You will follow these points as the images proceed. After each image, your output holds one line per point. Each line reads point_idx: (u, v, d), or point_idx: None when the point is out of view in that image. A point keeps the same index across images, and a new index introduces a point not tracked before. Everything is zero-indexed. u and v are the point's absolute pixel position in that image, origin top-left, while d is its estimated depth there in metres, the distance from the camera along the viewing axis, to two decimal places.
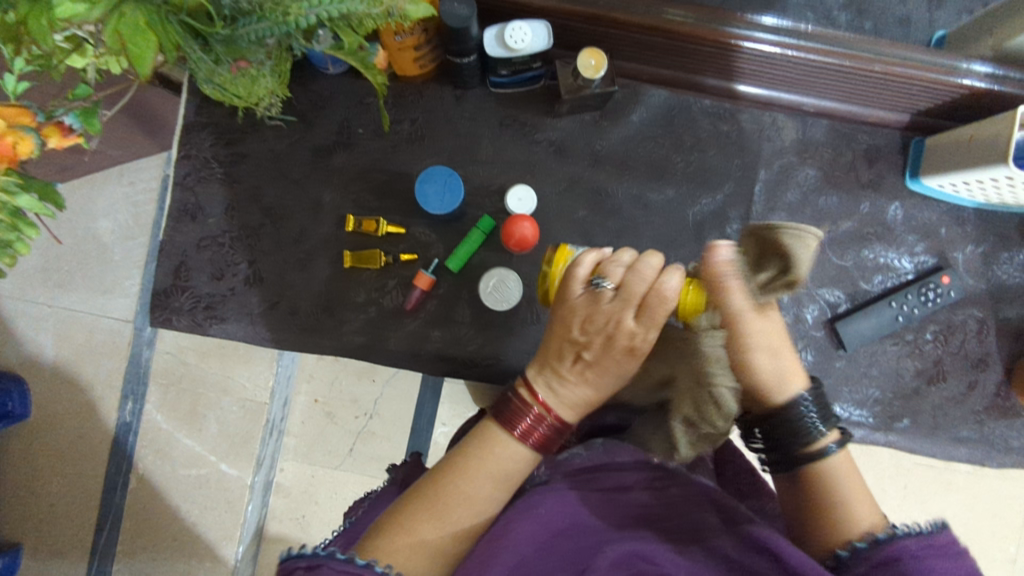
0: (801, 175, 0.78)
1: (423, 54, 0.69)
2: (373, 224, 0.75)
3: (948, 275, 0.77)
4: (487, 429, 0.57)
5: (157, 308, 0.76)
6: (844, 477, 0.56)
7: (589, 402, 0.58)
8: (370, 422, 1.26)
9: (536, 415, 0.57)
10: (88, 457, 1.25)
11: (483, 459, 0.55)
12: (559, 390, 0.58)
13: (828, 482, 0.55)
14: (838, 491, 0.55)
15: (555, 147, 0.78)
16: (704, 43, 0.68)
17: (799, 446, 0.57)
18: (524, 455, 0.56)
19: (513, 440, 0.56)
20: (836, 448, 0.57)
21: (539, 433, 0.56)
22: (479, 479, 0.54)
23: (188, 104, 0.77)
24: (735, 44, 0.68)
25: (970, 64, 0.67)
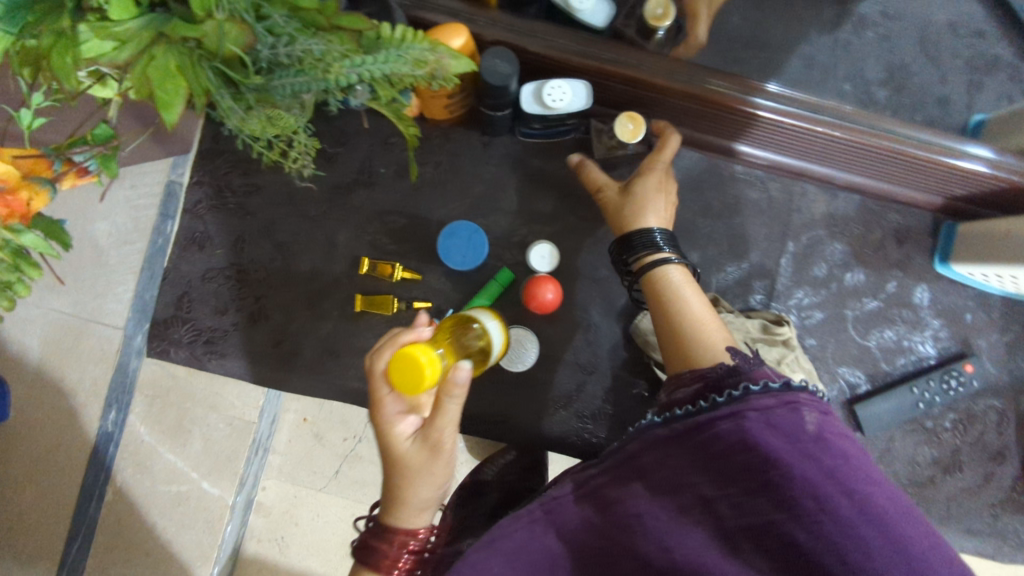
0: (829, 249, 0.77)
1: (455, 102, 0.66)
2: (388, 267, 0.73)
3: (970, 363, 0.76)
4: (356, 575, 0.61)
5: (156, 338, 0.74)
6: (685, 285, 0.62)
7: (437, 492, 0.61)
8: (359, 445, 1.23)
9: (397, 540, 0.60)
10: (65, 466, 1.21)
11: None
12: (400, 508, 0.60)
13: (679, 299, 0.61)
14: (696, 315, 0.60)
15: (581, 203, 0.76)
16: (729, 110, 0.66)
17: (644, 253, 0.63)
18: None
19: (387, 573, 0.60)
20: (679, 263, 0.63)
21: (401, 557, 0.61)
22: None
23: (205, 130, 0.74)
24: (757, 114, 0.66)
25: (966, 146, 0.65)
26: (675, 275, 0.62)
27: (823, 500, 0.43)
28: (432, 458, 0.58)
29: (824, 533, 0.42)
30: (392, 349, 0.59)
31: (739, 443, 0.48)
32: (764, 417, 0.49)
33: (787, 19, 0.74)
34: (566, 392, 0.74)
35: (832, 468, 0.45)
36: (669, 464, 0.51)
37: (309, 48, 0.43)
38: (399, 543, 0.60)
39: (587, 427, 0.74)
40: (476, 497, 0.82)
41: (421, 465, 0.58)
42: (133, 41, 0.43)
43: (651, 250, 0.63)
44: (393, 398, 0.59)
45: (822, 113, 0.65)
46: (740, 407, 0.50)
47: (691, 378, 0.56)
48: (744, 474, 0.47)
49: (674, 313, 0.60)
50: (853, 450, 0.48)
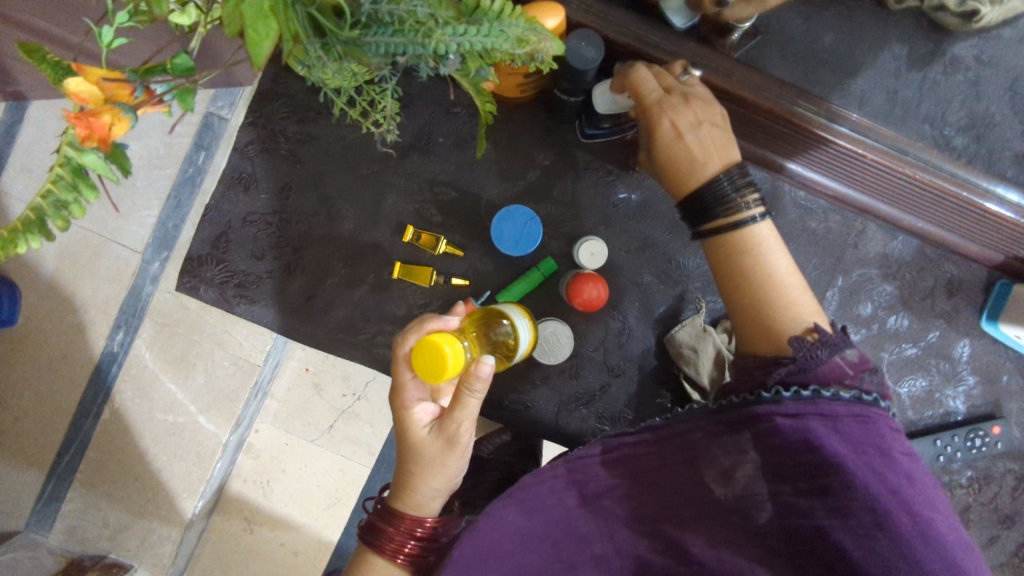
0: (877, 290, 0.75)
1: (529, 82, 0.64)
2: (432, 239, 0.71)
3: (999, 425, 0.75)
4: (360, 553, 0.61)
5: (187, 273, 0.73)
6: (772, 253, 0.54)
7: (448, 487, 0.60)
8: (356, 403, 1.22)
9: (400, 529, 0.60)
10: (67, 379, 1.21)
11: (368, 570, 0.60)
12: (407, 500, 0.60)
13: (753, 265, 0.54)
14: (776, 287, 0.53)
15: (636, 205, 0.74)
16: (804, 134, 0.64)
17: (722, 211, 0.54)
18: (394, 567, 0.60)
19: (389, 560, 0.60)
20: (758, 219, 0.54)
21: (403, 547, 0.60)
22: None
23: (266, 70, 0.72)
24: (838, 142, 0.64)
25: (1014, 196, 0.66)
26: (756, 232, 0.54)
27: (881, 517, 0.42)
28: (447, 450, 0.58)
29: (877, 550, 0.41)
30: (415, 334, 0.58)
31: (802, 442, 0.46)
32: (831, 422, 0.47)
33: (878, 48, 0.71)
34: (590, 390, 0.73)
35: (898, 490, 0.44)
36: (730, 455, 0.49)
37: (413, 9, 0.41)
38: (405, 529, 0.60)
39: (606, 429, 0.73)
40: (478, 474, 0.81)
41: (435, 455, 0.58)
42: None
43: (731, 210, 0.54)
44: (413, 384, 0.59)
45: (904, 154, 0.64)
46: (806, 409, 0.47)
47: (756, 369, 0.52)
48: (801, 478, 0.46)
49: (742, 273, 0.54)
50: (919, 475, 0.46)
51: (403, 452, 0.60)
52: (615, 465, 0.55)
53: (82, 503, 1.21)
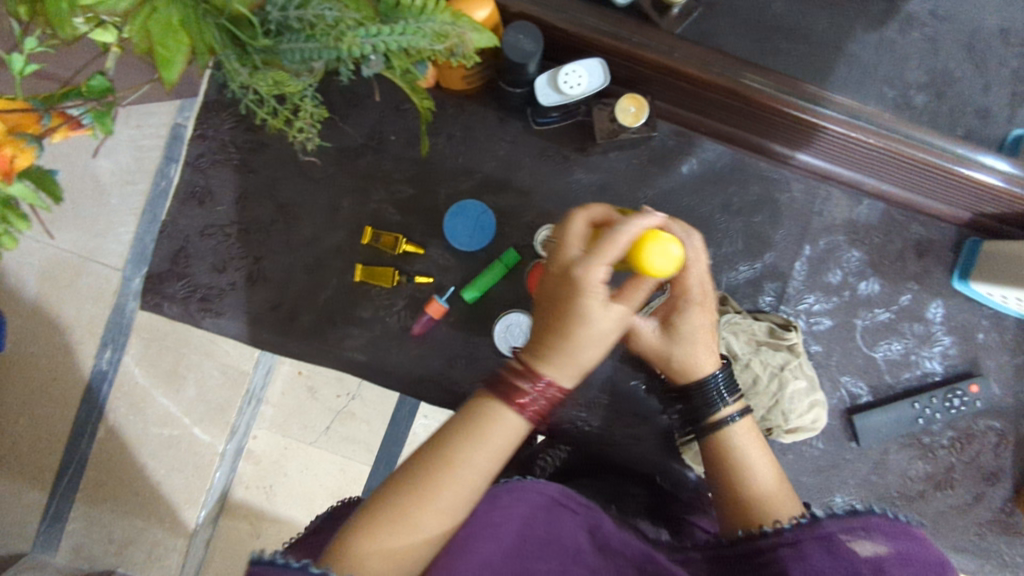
0: (846, 256, 0.75)
1: (472, 74, 0.63)
2: (391, 240, 0.71)
3: (977, 383, 0.74)
4: (482, 405, 0.48)
5: (149, 291, 0.72)
6: (748, 446, 0.59)
7: (590, 368, 0.50)
8: (351, 403, 1.23)
9: (539, 388, 0.48)
10: (59, 400, 1.21)
11: (484, 437, 0.47)
12: (552, 359, 0.48)
13: (739, 470, 0.58)
14: (751, 474, 0.57)
15: (595, 188, 0.73)
16: (762, 107, 0.62)
17: (705, 424, 0.60)
18: (516, 434, 0.48)
19: (513, 415, 0.48)
20: (742, 420, 0.59)
21: (534, 407, 0.48)
22: (479, 456, 0.47)
23: (212, 80, 0.71)
24: (797, 115, 0.62)
25: (993, 159, 0.62)
26: (735, 439, 0.59)
27: None
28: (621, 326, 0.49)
29: None
30: (633, 226, 0.49)
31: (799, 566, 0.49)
32: (828, 545, 0.49)
33: (830, 10, 0.70)
34: None
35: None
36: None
37: (320, 12, 0.41)
38: (540, 393, 0.48)
39: (581, 416, 0.73)
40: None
41: (612, 337, 0.49)
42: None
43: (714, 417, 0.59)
44: (609, 269, 0.48)
45: (860, 120, 0.62)
46: (807, 536, 0.50)
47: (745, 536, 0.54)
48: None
49: (716, 462, 0.59)
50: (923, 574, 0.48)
51: (561, 306, 0.48)
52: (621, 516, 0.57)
53: (85, 522, 1.21)
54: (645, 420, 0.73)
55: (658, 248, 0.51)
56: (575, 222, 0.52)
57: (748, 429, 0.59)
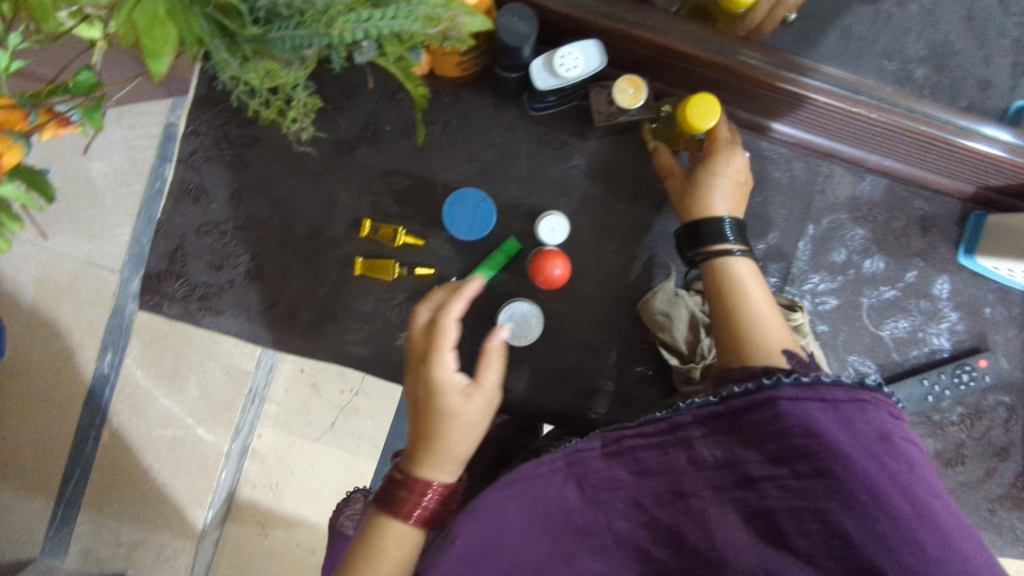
0: (850, 234, 0.74)
1: (467, 60, 0.62)
2: (390, 231, 0.70)
3: (985, 358, 0.73)
4: (377, 524, 0.54)
5: (148, 292, 0.71)
6: (748, 277, 0.60)
7: (466, 456, 0.57)
8: (354, 398, 1.22)
9: (419, 491, 0.55)
10: (62, 405, 1.21)
11: (379, 551, 0.53)
12: (430, 459, 0.55)
13: (739, 293, 0.59)
14: (750, 308, 0.58)
15: (594, 173, 0.72)
16: (758, 85, 0.62)
17: (701, 253, 0.62)
18: (413, 539, 0.54)
19: (403, 524, 0.54)
20: (742, 255, 0.61)
21: (420, 507, 0.54)
22: (384, 568, 0.53)
23: (202, 75, 0.70)
24: (794, 91, 0.61)
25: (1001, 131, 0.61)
26: (737, 269, 0.60)
27: (879, 495, 0.42)
28: (481, 408, 0.56)
29: (879, 532, 0.40)
30: (463, 301, 0.57)
31: (802, 426, 0.46)
32: (829, 409, 0.47)
33: None
34: (567, 366, 0.72)
35: (896, 476, 0.44)
36: (728, 444, 0.48)
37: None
38: (421, 488, 0.55)
39: (586, 403, 0.72)
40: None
41: (480, 425, 0.57)
42: None
43: (718, 246, 0.61)
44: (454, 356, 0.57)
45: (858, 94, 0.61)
46: (806, 395, 0.48)
47: (742, 375, 0.55)
48: (794, 458, 0.45)
49: (718, 295, 0.60)
50: (919, 461, 0.47)
51: (422, 409, 0.56)
52: (617, 456, 0.51)
53: (92, 527, 1.21)
54: (649, 407, 0.72)
55: (703, 104, 0.58)
56: (422, 316, 0.59)
57: (750, 267, 0.60)
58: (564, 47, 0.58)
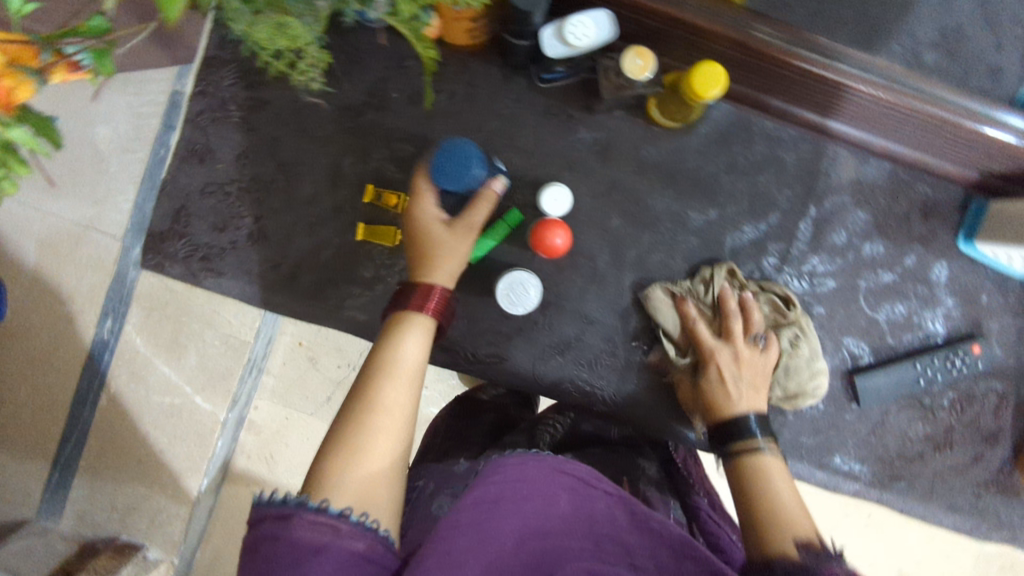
0: (851, 218, 0.74)
1: (478, 27, 0.62)
2: (395, 198, 0.71)
3: (978, 344, 0.74)
4: (391, 325, 0.59)
5: (151, 250, 0.71)
6: (779, 485, 0.59)
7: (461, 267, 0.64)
8: (352, 374, 1.26)
9: (424, 288, 0.61)
10: (60, 370, 1.21)
11: (394, 357, 0.57)
12: (430, 264, 0.62)
13: (764, 483, 0.59)
14: (776, 502, 0.57)
15: (600, 147, 0.72)
16: (769, 61, 0.62)
17: (734, 444, 0.63)
18: (420, 322, 0.59)
19: (413, 317, 0.59)
20: (771, 453, 0.62)
21: (428, 299, 0.60)
22: (395, 355, 0.57)
23: (211, 34, 0.70)
24: (804, 69, 0.62)
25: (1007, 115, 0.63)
26: (763, 463, 0.61)
27: None
28: (465, 228, 0.64)
29: None
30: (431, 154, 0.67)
31: None
32: None
33: None
34: (566, 339, 0.73)
35: None
36: None
37: None
38: (425, 288, 0.61)
39: (583, 376, 0.72)
40: (474, 415, 0.81)
41: (467, 238, 0.64)
42: None
43: (742, 442, 0.62)
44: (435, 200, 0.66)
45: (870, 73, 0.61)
46: None
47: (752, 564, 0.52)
48: None
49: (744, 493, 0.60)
50: None
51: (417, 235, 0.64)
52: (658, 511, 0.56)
53: (87, 491, 1.22)
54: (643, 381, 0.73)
55: (709, 75, 0.58)
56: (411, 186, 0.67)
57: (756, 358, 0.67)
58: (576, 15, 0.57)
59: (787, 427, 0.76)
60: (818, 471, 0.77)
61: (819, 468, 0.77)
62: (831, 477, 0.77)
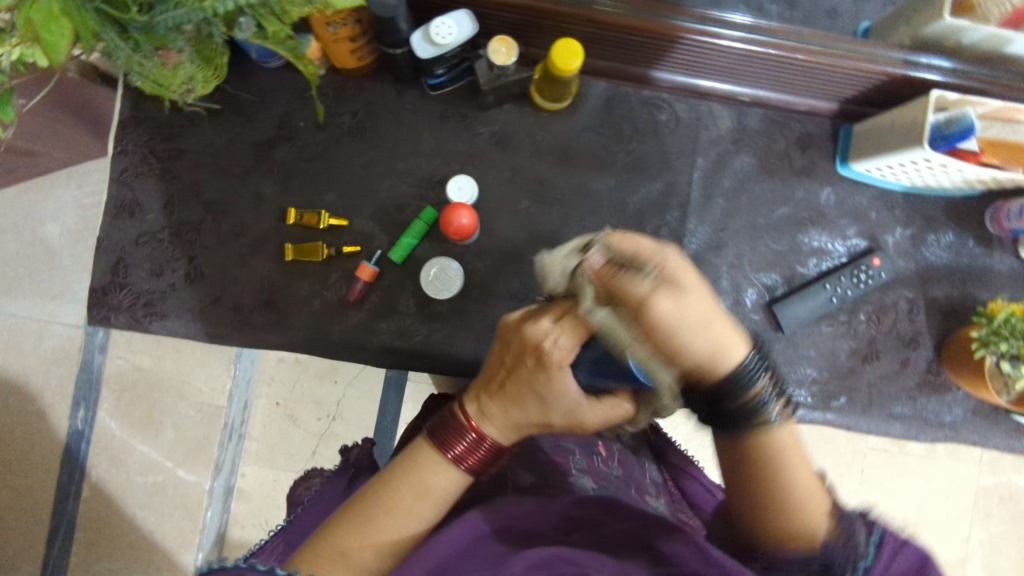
0: (737, 163, 0.81)
1: (360, 46, 0.68)
2: (314, 216, 0.75)
3: (878, 257, 0.80)
4: (427, 453, 0.59)
5: (94, 306, 0.75)
6: (790, 453, 0.54)
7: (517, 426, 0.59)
8: (333, 424, 1.25)
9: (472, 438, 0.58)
10: (39, 467, 1.22)
11: (425, 480, 0.57)
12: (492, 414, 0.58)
13: (782, 478, 0.53)
14: (792, 487, 0.53)
15: (496, 139, 0.78)
16: (620, 32, 0.69)
17: (747, 421, 0.54)
18: (457, 477, 0.58)
19: (448, 463, 0.58)
20: (783, 424, 0.55)
21: (471, 456, 0.58)
22: (424, 491, 0.57)
23: (124, 99, 0.76)
24: (648, 31, 0.69)
25: (931, 58, 0.67)
26: (779, 445, 0.55)
27: None
28: (548, 389, 0.55)
29: None
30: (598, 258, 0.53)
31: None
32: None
33: None
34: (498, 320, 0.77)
35: None
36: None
37: None
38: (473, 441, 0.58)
39: None
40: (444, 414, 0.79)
41: (541, 403, 0.56)
42: None
43: (758, 419, 0.54)
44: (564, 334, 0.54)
45: (704, 25, 0.68)
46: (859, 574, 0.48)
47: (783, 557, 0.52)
48: None
49: (761, 475, 0.54)
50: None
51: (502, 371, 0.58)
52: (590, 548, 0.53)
53: None
54: None
55: (563, 51, 0.66)
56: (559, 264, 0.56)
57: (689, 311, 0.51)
58: (438, 18, 0.64)
59: None
60: None
61: None
62: None
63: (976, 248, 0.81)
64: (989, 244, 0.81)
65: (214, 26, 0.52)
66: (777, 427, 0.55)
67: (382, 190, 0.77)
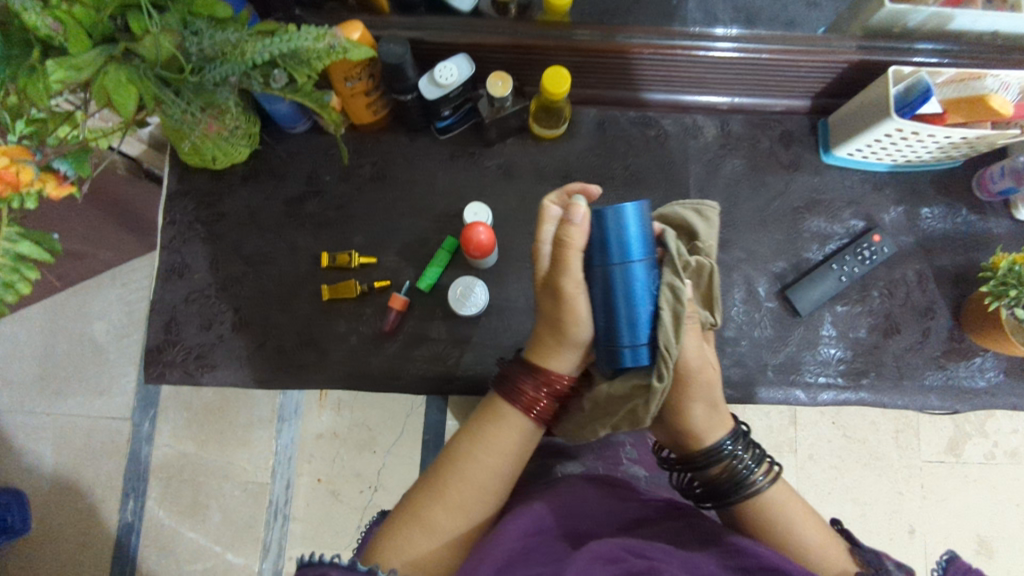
0: (729, 165, 0.87)
1: (374, 99, 0.78)
2: (346, 257, 0.81)
3: (877, 234, 0.84)
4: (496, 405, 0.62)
5: (151, 364, 0.81)
6: (789, 507, 0.60)
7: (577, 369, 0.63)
8: (376, 494, 1.21)
9: (533, 387, 0.61)
10: (92, 564, 1.23)
11: (486, 434, 0.60)
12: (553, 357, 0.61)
13: (779, 521, 0.59)
14: (809, 551, 0.58)
15: (503, 171, 0.86)
16: (598, 56, 0.78)
17: (735, 490, 0.60)
18: (527, 426, 0.61)
19: (510, 412, 0.61)
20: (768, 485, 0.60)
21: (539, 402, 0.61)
22: (489, 441, 0.60)
23: (170, 175, 0.85)
24: (623, 52, 0.77)
25: (860, 44, 0.76)
26: (778, 501, 0.60)
27: None
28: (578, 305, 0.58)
29: None
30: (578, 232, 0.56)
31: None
32: None
33: None
34: (524, 332, 0.81)
35: None
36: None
37: (227, 39, 0.58)
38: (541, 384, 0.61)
39: None
40: None
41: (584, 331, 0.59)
42: (91, 66, 0.54)
43: (746, 486, 0.59)
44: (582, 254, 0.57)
45: (673, 39, 0.76)
46: None
47: None
48: None
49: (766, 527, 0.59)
50: None
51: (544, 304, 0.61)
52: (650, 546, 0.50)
53: None
54: None
55: (553, 77, 0.74)
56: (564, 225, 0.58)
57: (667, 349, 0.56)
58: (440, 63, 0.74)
59: (748, 355, 0.82)
60: (792, 389, 0.81)
61: (791, 386, 0.81)
62: (807, 392, 0.81)
63: (970, 216, 0.85)
64: (983, 211, 0.85)
65: (253, 81, 0.62)
66: (766, 490, 0.60)
67: (405, 228, 0.84)
